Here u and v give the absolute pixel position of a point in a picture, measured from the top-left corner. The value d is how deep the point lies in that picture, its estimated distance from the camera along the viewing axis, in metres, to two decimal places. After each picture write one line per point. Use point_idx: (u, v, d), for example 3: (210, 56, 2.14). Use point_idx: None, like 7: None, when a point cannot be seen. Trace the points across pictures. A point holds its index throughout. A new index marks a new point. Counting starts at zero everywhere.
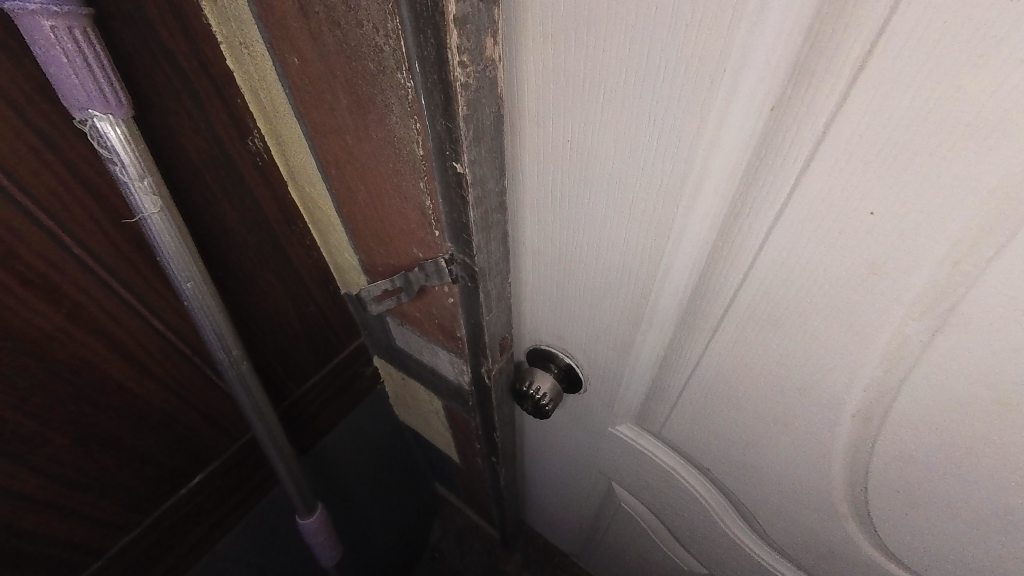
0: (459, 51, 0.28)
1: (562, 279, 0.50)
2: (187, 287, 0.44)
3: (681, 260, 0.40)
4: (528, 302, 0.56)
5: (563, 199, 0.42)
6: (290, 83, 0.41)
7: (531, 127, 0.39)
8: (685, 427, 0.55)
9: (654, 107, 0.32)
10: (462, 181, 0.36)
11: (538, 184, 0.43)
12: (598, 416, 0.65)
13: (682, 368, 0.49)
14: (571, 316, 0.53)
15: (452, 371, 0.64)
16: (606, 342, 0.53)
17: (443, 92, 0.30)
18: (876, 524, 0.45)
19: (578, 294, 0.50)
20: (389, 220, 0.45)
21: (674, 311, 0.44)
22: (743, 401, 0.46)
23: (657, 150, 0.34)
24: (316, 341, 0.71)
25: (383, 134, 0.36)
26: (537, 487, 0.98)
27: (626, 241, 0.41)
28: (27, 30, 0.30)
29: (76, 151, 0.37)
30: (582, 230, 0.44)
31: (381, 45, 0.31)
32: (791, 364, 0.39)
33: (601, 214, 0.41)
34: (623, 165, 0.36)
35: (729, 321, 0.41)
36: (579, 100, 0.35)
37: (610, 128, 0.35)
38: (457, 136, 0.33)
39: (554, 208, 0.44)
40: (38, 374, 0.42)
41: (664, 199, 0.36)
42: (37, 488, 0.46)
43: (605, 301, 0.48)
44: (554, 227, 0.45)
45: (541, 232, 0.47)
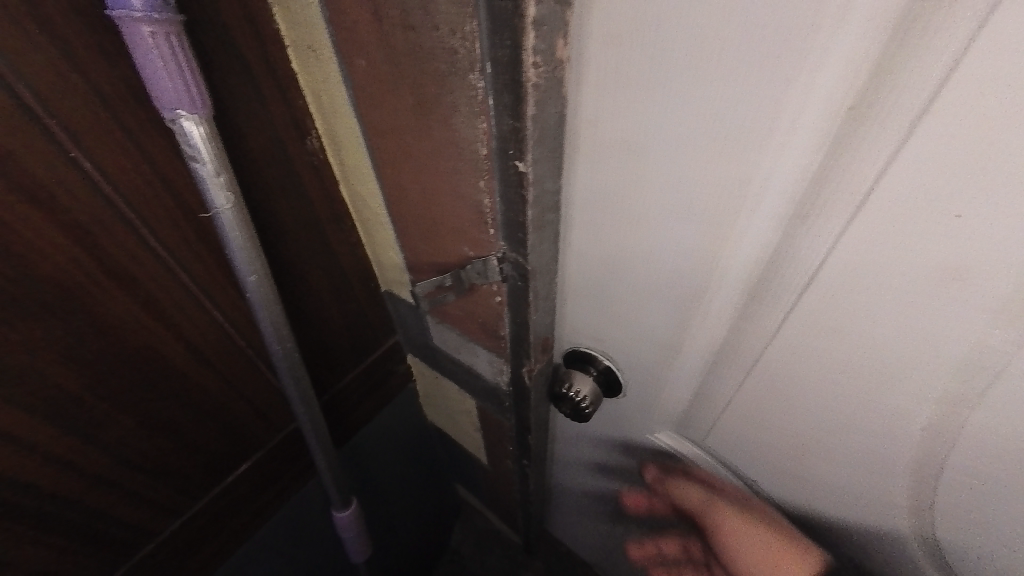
0: (533, 52, 0.29)
1: (606, 281, 0.50)
2: (250, 281, 0.46)
3: (739, 263, 0.39)
4: (571, 304, 0.56)
5: (614, 201, 0.42)
6: (354, 85, 0.42)
7: (588, 128, 0.39)
8: (731, 436, 0.54)
9: (723, 108, 0.32)
10: (523, 180, 0.36)
11: (590, 186, 0.43)
12: (636, 423, 0.64)
13: (731, 374, 0.48)
14: (615, 319, 0.53)
15: (490, 371, 0.64)
16: (650, 346, 0.52)
17: (514, 93, 0.31)
18: (943, 547, 0.43)
19: (624, 297, 0.50)
20: (441, 219, 0.46)
21: (727, 315, 0.44)
22: (798, 408, 0.44)
23: (720, 151, 0.34)
24: (356, 338, 0.73)
25: (446, 134, 0.37)
26: (564, 493, 0.97)
27: (679, 243, 0.41)
28: (130, 36, 0.32)
29: (158, 149, 0.40)
30: (634, 232, 0.43)
31: (454, 47, 0.32)
32: (854, 371, 0.38)
33: (656, 216, 0.41)
34: (682, 166, 0.36)
35: (788, 327, 0.40)
36: (642, 101, 0.35)
37: (672, 129, 0.35)
38: (523, 135, 0.33)
39: (604, 210, 0.44)
40: (112, 359, 0.44)
41: (726, 201, 0.36)
42: (104, 467, 0.48)
43: (651, 304, 0.48)
44: (602, 228, 0.45)
45: (589, 234, 0.47)
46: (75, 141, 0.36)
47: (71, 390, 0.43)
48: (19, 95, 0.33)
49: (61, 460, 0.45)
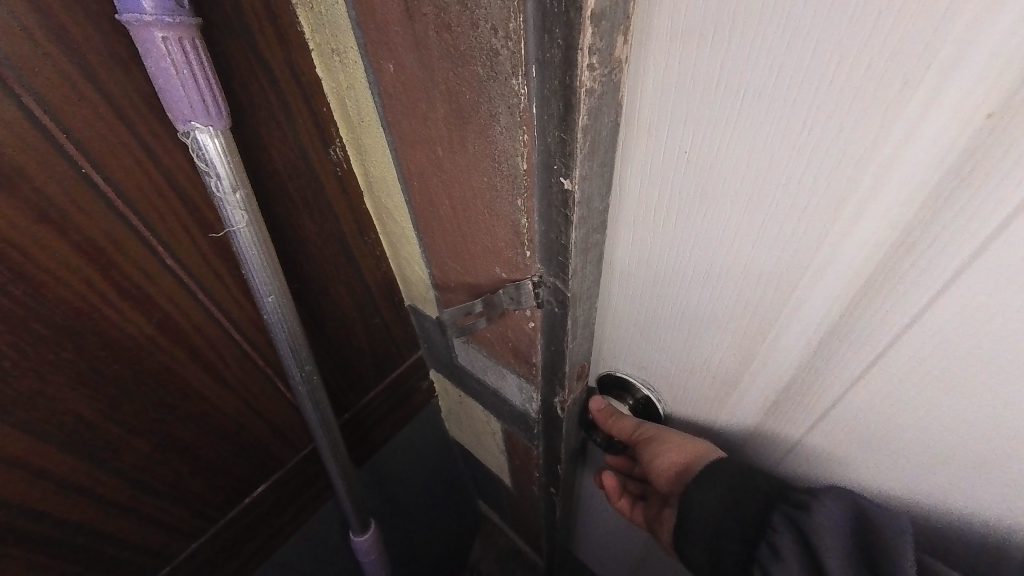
0: (590, 51, 0.25)
1: (653, 302, 0.44)
2: (269, 301, 0.43)
3: (820, 293, 0.33)
4: (610, 326, 0.51)
5: (667, 216, 0.37)
6: (382, 92, 0.39)
7: (642, 137, 0.34)
8: (804, 477, 0.46)
9: (813, 115, 0.27)
10: (569, 199, 0.32)
11: (640, 199, 0.38)
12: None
13: (800, 415, 0.42)
14: (661, 345, 0.47)
15: (519, 396, 0.59)
16: (702, 378, 0.46)
17: (564, 99, 0.27)
18: None
19: (672, 323, 0.44)
20: (472, 237, 0.42)
21: (799, 351, 0.38)
22: (885, 459, 0.38)
23: (805, 165, 0.29)
24: (379, 355, 0.69)
25: (483, 146, 0.33)
26: (592, 518, 0.90)
27: (744, 268, 0.36)
28: (142, 43, 0.30)
29: (175, 163, 0.37)
30: (688, 252, 0.38)
31: (496, 47, 0.27)
32: (964, 424, 0.32)
33: (717, 235, 0.35)
34: (755, 182, 0.31)
35: (879, 368, 0.34)
36: (709, 107, 0.30)
37: (745, 139, 0.30)
38: (571, 148, 0.29)
39: (654, 227, 0.39)
40: (127, 381, 0.42)
41: (807, 222, 0.31)
42: (119, 491, 0.46)
43: (704, 331, 0.42)
44: (651, 246, 0.40)
45: (636, 252, 0.42)
46: (90, 157, 0.34)
47: (85, 414, 0.41)
48: (32, 111, 0.31)
49: (74, 484, 0.43)
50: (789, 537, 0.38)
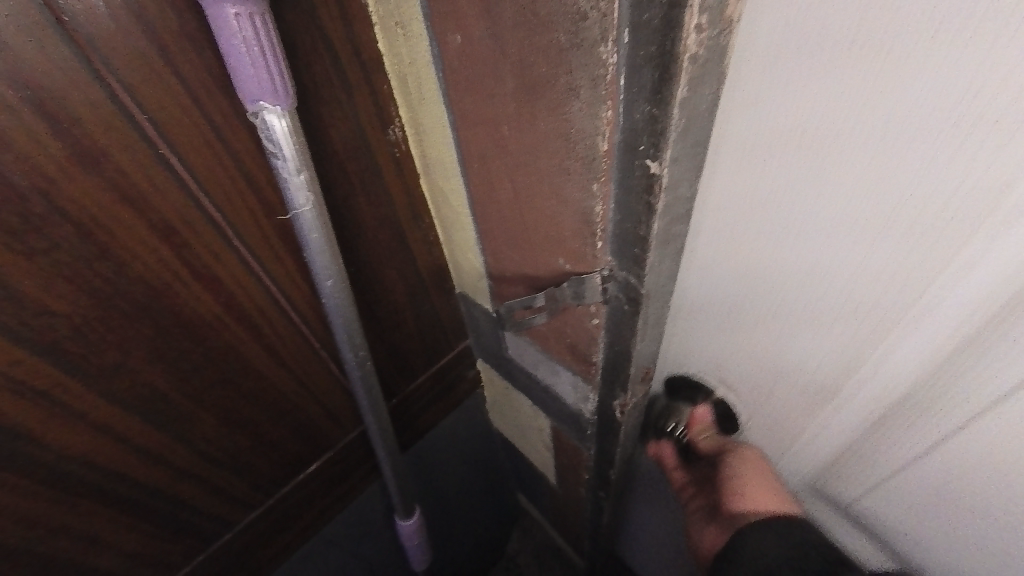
0: (699, 10, 0.21)
1: (738, 299, 0.40)
2: (327, 285, 0.43)
3: (960, 296, 0.28)
4: (682, 320, 0.46)
5: (766, 202, 0.32)
6: (446, 67, 0.36)
7: (745, 110, 0.30)
8: (912, 508, 0.39)
9: (983, 76, 0.21)
10: (654, 184, 0.28)
11: (734, 180, 0.33)
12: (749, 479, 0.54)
13: (910, 439, 0.36)
14: (742, 345, 0.43)
15: (573, 395, 0.57)
16: (791, 387, 0.41)
17: (660, 69, 0.23)
18: None
19: (759, 321, 0.40)
20: (535, 226, 0.39)
21: (921, 362, 0.32)
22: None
23: (961, 141, 0.23)
24: (428, 342, 0.69)
25: (556, 124, 0.30)
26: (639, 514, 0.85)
27: (858, 265, 0.31)
28: (216, 20, 0.29)
29: (243, 143, 0.37)
30: (787, 244, 0.33)
31: (582, 11, 0.24)
32: None
33: (826, 225, 0.30)
34: (886, 160, 0.26)
35: None
36: (834, 72, 0.25)
37: (880, 111, 0.25)
38: (662, 127, 0.25)
39: (750, 214, 0.34)
40: (196, 358, 0.44)
41: (955, 211, 0.25)
42: (188, 460, 0.49)
43: (799, 337, 0.37)
44: (741, 235, 0.36)
45: (724, 241, 0.37)
46: (165, 138, 0.34)
47: (159, 387, 0.43)
48: (112, 89, 0.31)
49: (150, 452, 0.45)
50: None
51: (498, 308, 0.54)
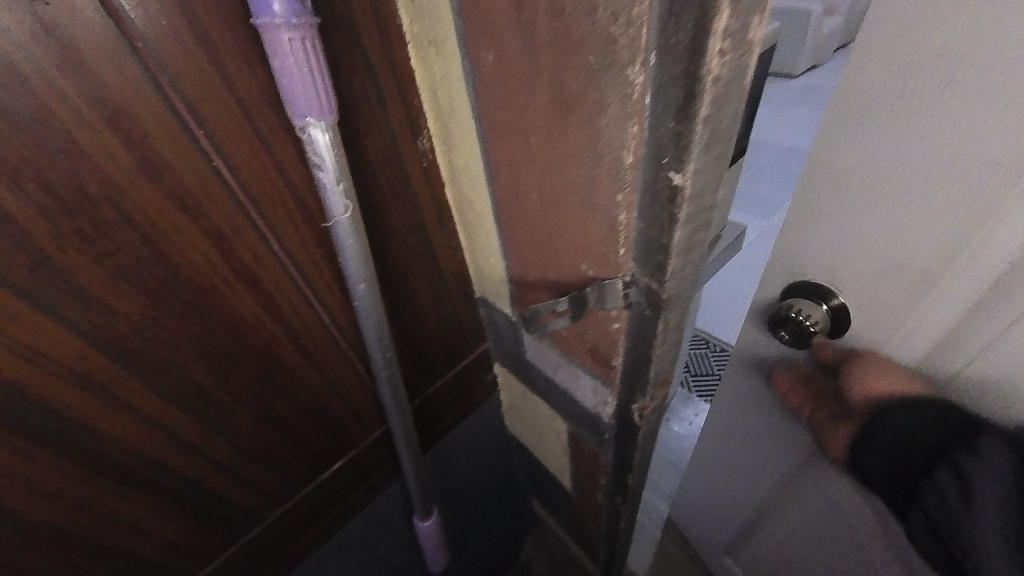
0: (723, 36, 0.23)
1: (856, 226, 0.39)
2: (359, 289, 0.45)
3: None
4: (781, 266, 0.46)
5: (901, 107, 0.33)
6: (477, 83, 0.38)
7: None
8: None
9: None
10: (677, 195, 0.29)
11: (862, 93, 0.34)
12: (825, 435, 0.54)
13: None
14: (856, 281, 0.41)
15: (592, 399, 0.58)
16: (904, 328, 0.40)
17: (686, 89, 0.25)
18: None
19: (887, 228, 0.38)
20: (560, 233, 0.41)
21: None
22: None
23: None
24: (449, 345, 0.70)
25: (584, 138, 0.32)
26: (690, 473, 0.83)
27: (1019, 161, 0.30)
28: (271, 44, 0.32)
29: (287, 156, 0.40)
30: (949, 126, 0.31)
31: (612, 36, 0.26)
32: None
33: (1006, 94, 0.29)
34: None
35: None
36: None
37: None
38: (687, 142, 0.27)
39: (893, 118, 0.34)
40: (236, 356, 0.46)
41: None
42: (225, 453, 0.51)
43: (933, 256, 0.36)
44: (877, 142, 0.35)
45: (875, 142, 0.35)
46: (219, 152, 0.37)
47: (202, 382, 0.45)
48: (176, 107, 0.34)
49: (191, 444, 0.48)
50: (954, 490, 0.34)
51: (520, 314, 0.56)
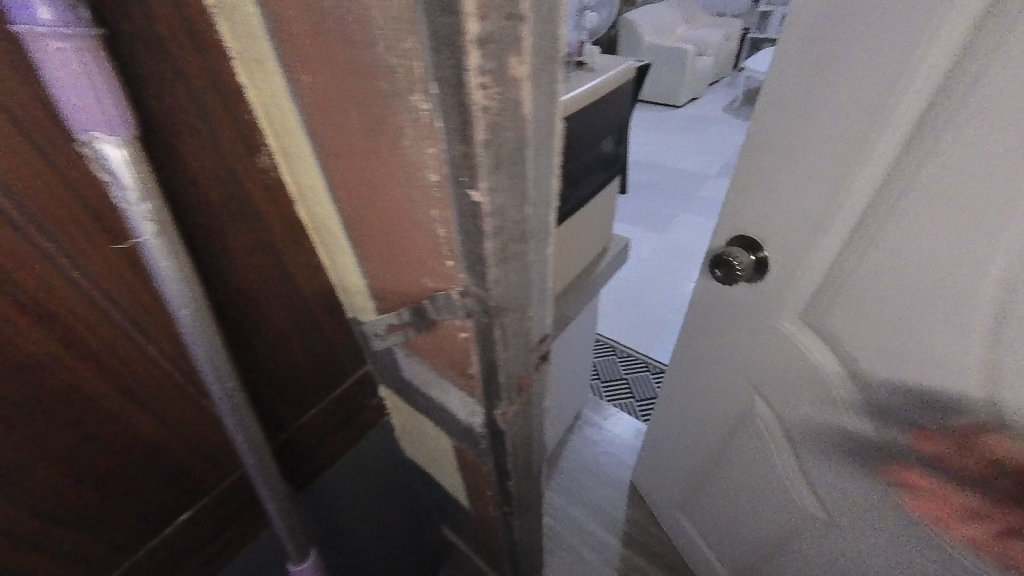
0: (478, 72, 0.26)
1: (772, 188, 0.64)
2: (181, 314, 0.42)
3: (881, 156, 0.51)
4: (732, 218, 0.71)
5: (792, 109, 0.58)
6: (301, 102, 0.38)
7: (790, 47, 0.56)
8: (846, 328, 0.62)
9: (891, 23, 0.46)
10: (478, 210, 0.33)
11: (772, 105, 0.60)
12: (768, 345, 0.74)
13: (856, 269, 0.58)
14: (766, 224, 0.66)
15: (463, 411, 0.58)
16: (801, 252, 0.63)
17: (461, 117, 0.28)
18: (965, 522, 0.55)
19: (781, 188, 0.62)
20: (399, 248, 0.42)
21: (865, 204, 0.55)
22: (929, 305, 0.52)
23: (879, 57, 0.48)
24: (320, 370, 0.67)
25: (395, 158, 0.33)
26: (665, 459, 1.19)
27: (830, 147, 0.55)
28: (37, 53, 0.29)
29: (79, 172, 0.36)
30: (804, 125, 0.57)
31: (394, 66, 0.28)
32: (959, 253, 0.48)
33: (823, 108, 0.54)
34: (855, 69, 0.50)
35: (910, 208, 0.51)
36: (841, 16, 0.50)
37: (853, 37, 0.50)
38: (474, 162, 0.30)
39: (781, 119, 0.59)
40: (25, 402, 0.40)
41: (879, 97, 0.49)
42: (16, 522, 0.43)
43: (802, 206, 0.61)
44: (776, 133, 0.61)
45: (774, 133, 0.61)
46: None
47: None
48: None
49: None
50: None
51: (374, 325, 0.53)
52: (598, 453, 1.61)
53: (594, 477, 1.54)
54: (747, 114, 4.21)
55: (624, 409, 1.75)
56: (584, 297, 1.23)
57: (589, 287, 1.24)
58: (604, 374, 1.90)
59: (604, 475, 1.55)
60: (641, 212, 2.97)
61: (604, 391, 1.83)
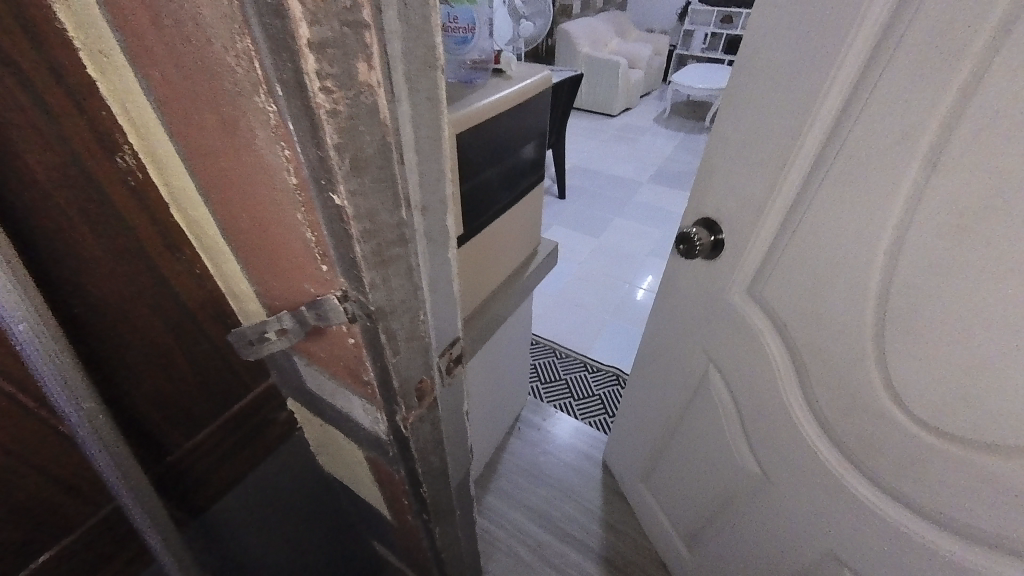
0: (319, 76, 0.26)
1: (726, 171, 0.72)
2: (17, 329, 0.38)
3: (807, 146, 0.59)
4: (701, 194, 0.79)
5: (747, 100, 0.65)
6: (156, 98, 0.36)
7: (749, 45, 0.64)
8: (784, 301, 0.68)
9: (815, 29, 0.54)
10: (343, 214, 0.33)
11: (734, 96, 0.68)
12: (716, 313, 0.83)
13: (783, 247, 0.66)
14: (721, 203, 0.74)
15: (367, 420, 0.57)
16: (744, 230, 0.71)
17: (309, 120, 0.28)
18: (865, 472, 0.63)
19: (733, 171, 0.70)
20: (277, 252, 0.40)
21: (792, 189, 0.62)
22: (833, 279, 0.60)
23: (808, 57, 0.55)
24: (211, 386, 0.65)
25: (254, 160, 0.33)
26: (635, 428, 1.28)
27: (767, 137, 0.63)
28: None
29: None
30: (753, 115, 0.65)
31: (234, 66, 0.27)
32: (860, 234, 0.56)
33: (767, 101, 0.62)
34: (791, 68, 0.58)
35: (822, 193, 0.59)
36: (783, 19, 0.57)
37: (790, 39, 0.57)
38: (331, 165, 0.30)
39: (738, 109, 0.67)
40: None
41: (806, 93, 0.57)
42: None
43: (745, 189, 0.69)
44: (733, 121, 0.68)
45: (731, 122, 0.69)
46: None
47: None
48: None
49: None
50: None
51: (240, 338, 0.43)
52: (537, 453, 1.64)
53: (532, 477, 1.57)
54: (676, 127, 4.50)
55: (562, 409, 1.80)
56: (514, 299, 1.26)
57: (519, 290, 1.27)
58: (544, 376, 1.94)
59: (542, 474, 1.58)
60: (579, 218, 3.07)
61: (543, 392, 1.87)
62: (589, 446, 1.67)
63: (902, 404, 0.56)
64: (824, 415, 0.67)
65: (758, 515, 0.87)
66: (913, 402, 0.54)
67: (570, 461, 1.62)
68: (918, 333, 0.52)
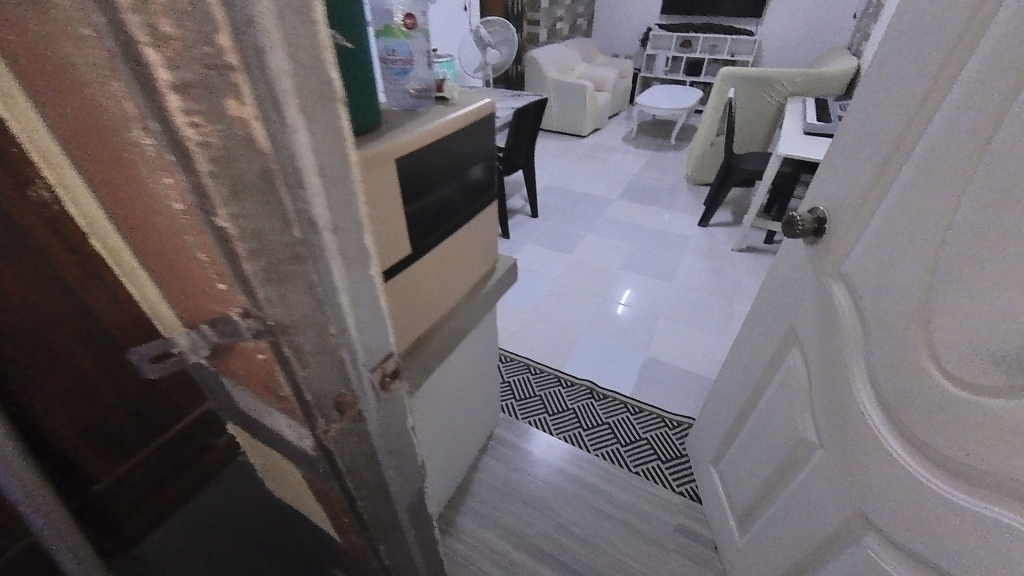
0: (184, 113, 0.30)
1: (846, 167, 0.85)
2: None
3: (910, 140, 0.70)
4: (822, 186, 0.93)
5: (876, 108, 0.78)
6: (58, 137, 0.39)
7: (885, 66, 0.78)
8: (864, 277, 0.76)
9: (933, 48, 0.67)
10: (225, 235, 0.35)
11: (867, 106, 0.81)
12: (810, 289, 0.92)
13: (873, 229, 0.76)
14: (836, 194, 0.87)
15: (293, 436, 0.58)
16: (849, 215, 0.82)
17: (180, 152, 0.31)
18: (905, 432, 0.67)
19: (851, 166, 0.83)
20: (182, 275, 0.43)
21: (895, 177, 0.73)
22: (903, 256, 0.68)
23: (926, 69, 0.68)
24: (143, 419, 0.93)
25: (143, 189, 0.36)
26: (722, 412, 1.37)
27: (883, 136, 0.75)
28: None
29: None
30: (878, 120, 0.77)
31: (111, 108, 0.31)
32: (929, 212, 0.64)
33: (890, 107, 0.74)
34: (909, 80, 0.71)
35: (909, 178, 0.69)
36: (913, 43, 0.71)
37: (916, 57, 0.70)
38: (208, 191, 0.33)
39: (869, 116, 0.80)
40: None
41: (918, 97, 0.69)
42: None
43: (857, 179, 0.80)
44: (863, 125, 0.81)
45: (861, 126, 0.82)
46: None
47: None
48: None
49: None
50: None
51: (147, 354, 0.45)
52: (510, 470, 1.64)
53: (502, 495, 1.56)
54: (645, 145, 4.67)
55: (536, 426, 1.80)
56: (474, 315, 1.28)
57: (479, 306, 1.29)
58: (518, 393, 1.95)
59: (516, 490, 1.58)
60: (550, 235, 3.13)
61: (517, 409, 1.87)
62: (562, 460, 1.67)
63: (942, 364, 0.60)
64: (875, 379, 0.73)
65: (806, 488, 0.92)
66: (952, 360, 0.59)
67: (544, 476, 1.62)
68: (956, 293, 0.59)
